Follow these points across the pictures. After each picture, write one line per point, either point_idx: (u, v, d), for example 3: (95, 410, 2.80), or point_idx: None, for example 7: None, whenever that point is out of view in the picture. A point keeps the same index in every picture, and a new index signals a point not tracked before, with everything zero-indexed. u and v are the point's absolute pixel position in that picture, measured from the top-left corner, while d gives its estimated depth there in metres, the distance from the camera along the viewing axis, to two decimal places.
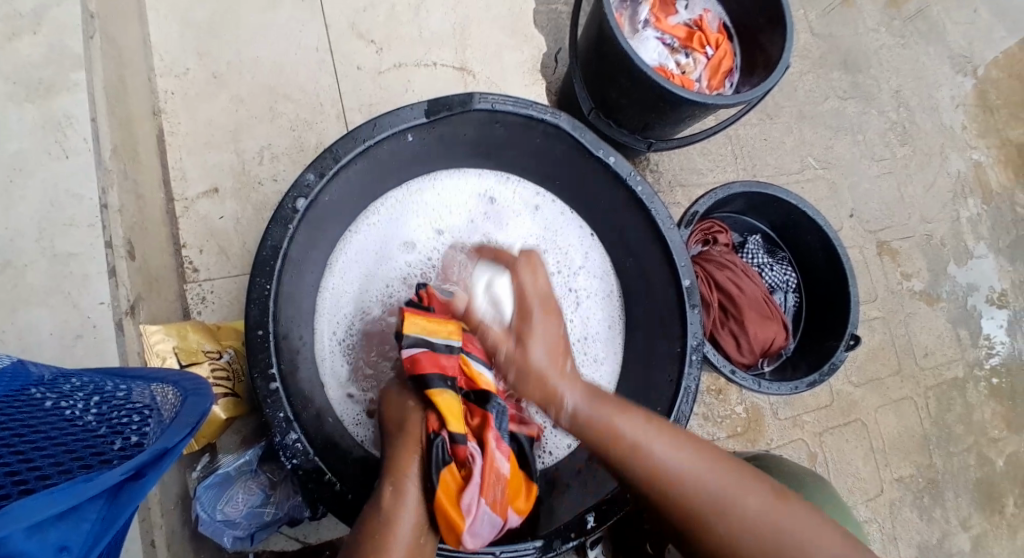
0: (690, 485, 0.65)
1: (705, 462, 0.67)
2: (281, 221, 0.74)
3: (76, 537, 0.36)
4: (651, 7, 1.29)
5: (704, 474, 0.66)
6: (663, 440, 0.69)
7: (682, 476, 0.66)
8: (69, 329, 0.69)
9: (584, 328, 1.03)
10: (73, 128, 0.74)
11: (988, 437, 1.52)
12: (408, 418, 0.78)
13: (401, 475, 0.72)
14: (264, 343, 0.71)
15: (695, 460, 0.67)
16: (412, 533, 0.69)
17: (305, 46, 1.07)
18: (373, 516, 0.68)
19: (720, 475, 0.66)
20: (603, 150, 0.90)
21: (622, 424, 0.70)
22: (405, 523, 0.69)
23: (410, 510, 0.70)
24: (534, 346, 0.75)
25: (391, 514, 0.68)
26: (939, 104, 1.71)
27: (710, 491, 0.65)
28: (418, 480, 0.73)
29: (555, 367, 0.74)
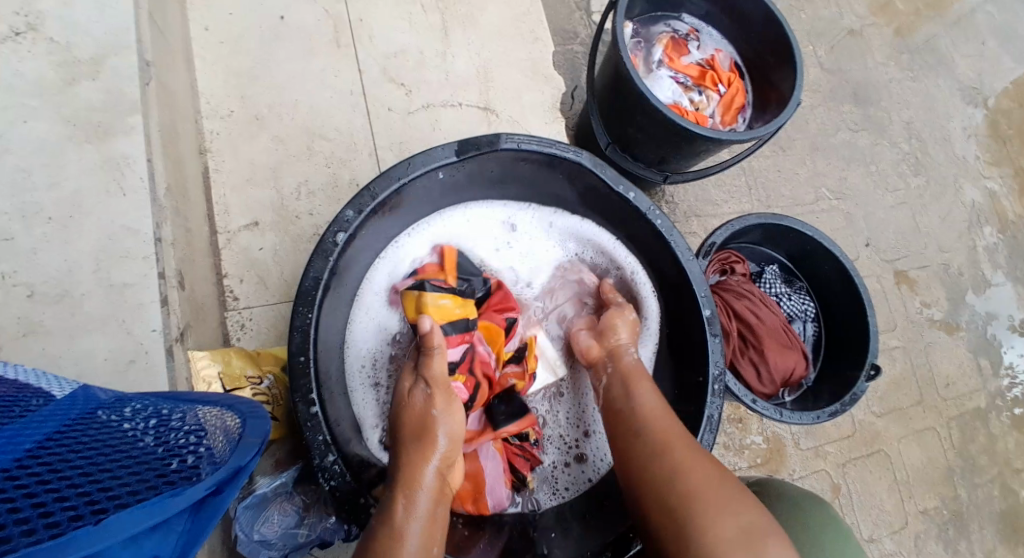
0: (674, 453, 0.75)
1: (695, 446, 0.76)
2: (322, 254, 0.79)
3: (164, 548, 0.39)
4: (665, 48, 1.35)
5: (687, 451, 0.75)
6: (671, 423, 0.80)
7: (668, 444, 0.76)
8: (123, 355, 0.73)
9: None
10: (130, 167, 0.80)
11: (1012, 468, 1.51)
12: (432, 427, 0.78)
13: (414, 487, 0.73)
14: (305, 369, 0.75)
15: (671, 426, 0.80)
16: (420, 541, 0.69)
17: (339, 89, 1.13)
18: (380, 525, 0.69)
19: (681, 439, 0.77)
20: (623, 185, 0.94)
21: (644, 404, 0.84)
22: (411, 535, 0.69)
23: (420, 522, 0.71)
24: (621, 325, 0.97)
25: (400, 527, 0.69)
26: (951, 135, 1.74)
27: (689, 462, 0.73)
28: (428, 494, 0.73)
29: (627, 341, 0.95)
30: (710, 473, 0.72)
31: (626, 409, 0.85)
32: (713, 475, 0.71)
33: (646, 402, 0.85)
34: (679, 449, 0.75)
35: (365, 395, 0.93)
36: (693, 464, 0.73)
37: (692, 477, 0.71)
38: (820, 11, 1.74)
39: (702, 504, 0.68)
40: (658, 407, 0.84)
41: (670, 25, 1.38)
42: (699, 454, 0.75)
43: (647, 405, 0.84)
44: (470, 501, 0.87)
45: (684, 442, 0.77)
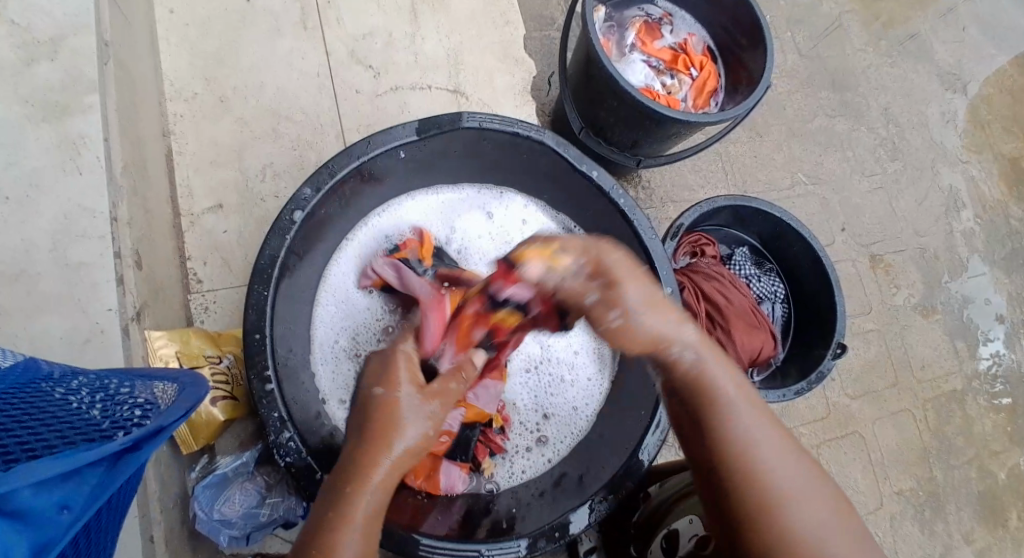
0: (762, 456, 0.60)
1: (778, 439, 0.62)
2: (278, 231, 0.79)
3: (76, 497, 0.40)
4: (637, 32, 1.35)
5: (775, 449, 0.61)
6: (752, 405, 0.64)
7: (756, 442, 0.61)
8: (78, 334, 0.73)
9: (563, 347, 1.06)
10: (87, 147, 0.80)
11: (989, 450, 1.52)
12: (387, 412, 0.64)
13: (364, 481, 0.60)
14: (261, 345, 0.76)
15: (745, 409, 0.63)
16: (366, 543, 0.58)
17: (307, 72, 1.13)
18: (326, 533, 0.57)
19: (763, 429, 0.62)
20: (587, 164, 0.94)
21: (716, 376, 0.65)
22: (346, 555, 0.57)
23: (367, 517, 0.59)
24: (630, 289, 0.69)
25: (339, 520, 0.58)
26: (929, 121, 1.75)
27: (780, 474, 0.59)
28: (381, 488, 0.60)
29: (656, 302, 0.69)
30: (809, 489, 0.59)
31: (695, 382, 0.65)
32: (814, 491, 0.59)
33: (722, 376, 0.65)
34: (765, 448, 0.61)
35: (334, 377, 0.93)
36: (787, 468, 0.60)
37: (783, 490, 0.58)
38: None
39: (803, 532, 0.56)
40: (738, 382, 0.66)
41: (642, 8, 1.38)
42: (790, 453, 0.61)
43: (711, 378, 0.65)
44: (423, 476, 0.88)
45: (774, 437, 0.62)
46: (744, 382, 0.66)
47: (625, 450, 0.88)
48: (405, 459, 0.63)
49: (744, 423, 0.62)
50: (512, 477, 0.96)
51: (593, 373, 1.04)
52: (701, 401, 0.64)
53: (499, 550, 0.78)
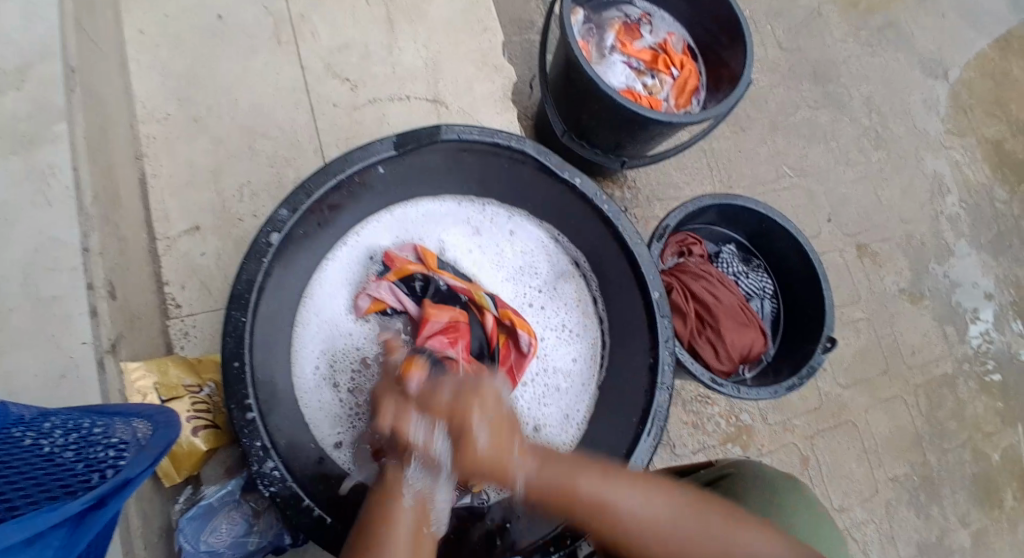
0: (617, 513, 0.67)
1: (686, 508, 0.67)
2: (255, 255, 0.78)
3: None
4: (617, 33, 1.33)
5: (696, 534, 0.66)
6: (644, 493, 0.68)
7: (681, 532, 0.66)
8: (53, 370, 0.71)
9: (553, 358, 1.04)
10: (56, 177, 0.78)
11: (982, 432, 1.53)
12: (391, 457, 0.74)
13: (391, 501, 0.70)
14: (241, 374, 0.74)
15: (601, 484, 0.69)
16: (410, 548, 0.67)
17: (282, 87, 1.12)
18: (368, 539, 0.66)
19: (615, 484, 0.69)
20: (568, 171, 0.93)
21: (617, 499, 0.68)
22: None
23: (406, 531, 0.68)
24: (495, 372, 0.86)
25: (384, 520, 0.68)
26: (911, 108, 1.75)
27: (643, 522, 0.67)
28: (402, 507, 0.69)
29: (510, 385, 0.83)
30: (665, 511, 0.67)
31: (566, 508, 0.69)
32: (683, 514, 0.67)
33: (566, 475, 0.70)
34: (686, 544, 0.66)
35: (320, 399, 0.92)
36: (721, 543, 0.65)
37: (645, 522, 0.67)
38: None
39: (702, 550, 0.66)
40: (628, 485, 0.69)
41: (621, 10, 1.37)
42: (712, 518, 0.67)
43: (578, 486, 0.69)
44: None
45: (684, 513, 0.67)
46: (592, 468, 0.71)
47: (615, 460, 0.88)
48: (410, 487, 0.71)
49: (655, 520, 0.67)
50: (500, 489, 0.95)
51: (585, 380, 1.03)
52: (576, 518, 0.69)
53: None
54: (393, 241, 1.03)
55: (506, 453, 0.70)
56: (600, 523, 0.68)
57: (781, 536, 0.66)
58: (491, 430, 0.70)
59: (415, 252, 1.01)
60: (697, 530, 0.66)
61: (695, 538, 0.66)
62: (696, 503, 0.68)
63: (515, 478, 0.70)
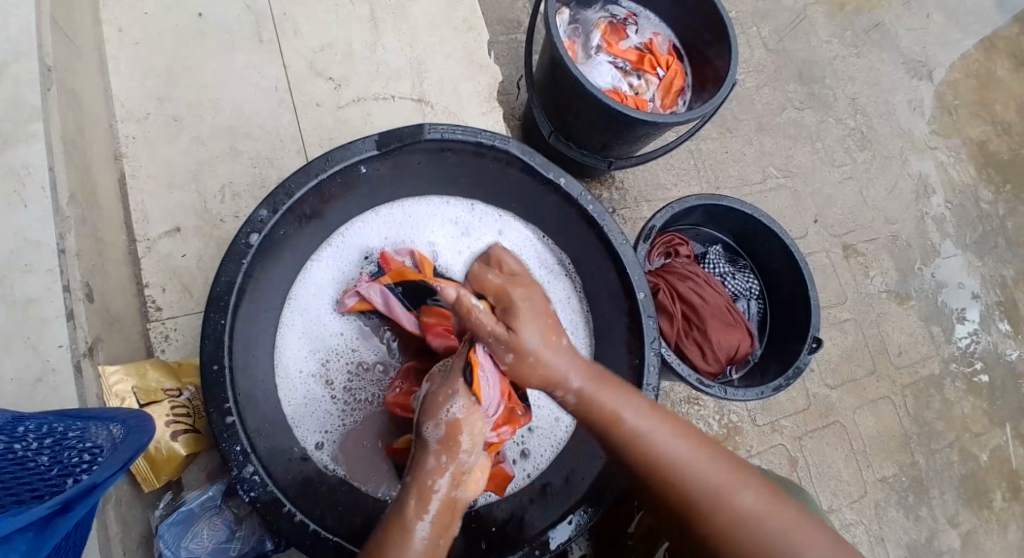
0: (657, 446, 0.69)
1: (723, 466, 0.68)
2: (235, 257, 0.77)
3: None
4: (602, 33, 1.34)
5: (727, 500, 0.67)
6: (698, 446, 0.69)
7: (716, 487, 0.67)
8: (30, 373, 0.70)
9: None
10: (30, 177, 0.77)
11: (969, 433, 1.54)
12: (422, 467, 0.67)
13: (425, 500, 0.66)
14: (220, 377, 0.73)
15: (643, 414, 0.71)
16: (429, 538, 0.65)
17: (265, 87, 1.11)
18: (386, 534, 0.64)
19: (655, 421, 0.71)
20: (553, 172, 0.93)
21: (666, 443, 0.69)
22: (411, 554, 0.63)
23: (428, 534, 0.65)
24: (526, 332, 0.72)
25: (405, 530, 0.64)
26: (896, 109, 1.76)
27: (683, 459, 0.68)
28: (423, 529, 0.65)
29: (547, 350, 0.72)
30: (701, 459, 0.68)
31: (607, 426, 0.70)
32: (720, 468, 0.68)
33: (615, 401, 0.71)
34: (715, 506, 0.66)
35: (303, 402, 0.90)
36: (749, 507, 0.66)
37: (682, 464, 0.68)
38: None
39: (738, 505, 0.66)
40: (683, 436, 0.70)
41: (607, 9, 1.37)
42: (747, 479, 0.68)
43: (623, 411, 0.71)
44: None
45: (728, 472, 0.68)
46: (639, 397, 0.73)
47: (602, 462, 0.88)
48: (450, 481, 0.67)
49: (693, 464, 0.68)
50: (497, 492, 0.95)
51: None
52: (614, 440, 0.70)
53: None
54: (381, 242, 1.02)
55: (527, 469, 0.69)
56: (638, 452, 0.69)
57: (807, 521, 0.66)
58: (541, 334, 0.73)
59: (412, 254, 1.00)
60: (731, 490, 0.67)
61: (733, 495, 0.66)
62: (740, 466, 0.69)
63: (565, 386, 0.72)
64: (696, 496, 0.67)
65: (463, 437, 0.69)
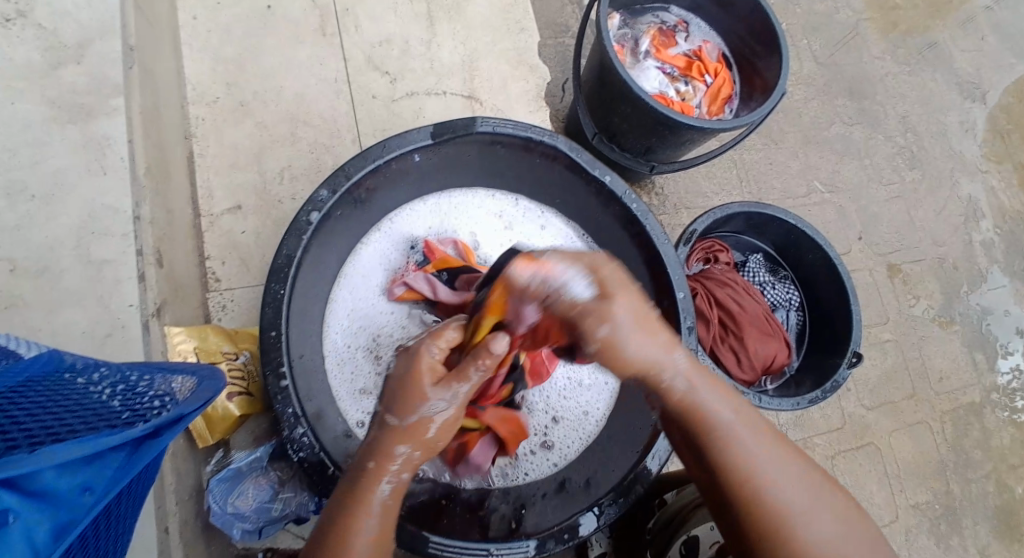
0: (740, 445, 0.65)
1: (805, 486, 0.63)
2: (295, 232, 0.81)
3: (100, 479, 0.42)
4: (651, 39, 1.36)
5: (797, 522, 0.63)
6: (784, 458, 0.65)
7: (791, 503, 0.62)
8: (100, 328, 0.75)
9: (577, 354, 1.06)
10: (111, 147, 0.82)
11: (1007, 464, 1.50)
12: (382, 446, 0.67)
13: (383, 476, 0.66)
14: (277, 343, 0.77)
15: (732, 411, 0.68)
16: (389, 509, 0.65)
17: (326, 78, 1.15)
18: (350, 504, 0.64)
19: (744, 422, 0.67)
20: (599, 169, 0.95)
21: (749, 446, 0.65)
22: (366, 529, 0.63)
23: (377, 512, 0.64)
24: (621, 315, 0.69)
25: (368, 497, 0.64)
26: (948, 130, 1.73)
27: (764, 467, 0.64)
28: (377, 505, 0.65)
29: (636, 326, 0.69)
30: (784, 472, 0.64)
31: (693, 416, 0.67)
32: (802, 487, 0.63)
33: (709, 396, 0.68)
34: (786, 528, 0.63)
35: (347, 379, 0.94)
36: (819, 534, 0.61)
37: (763, 471, 0.64)
38: (815, 5, 1.73)
39: (805, 524, 0.61)
40: (767, 444, 0.66)
41: (657, 16, 1.39)
42: (828, 503, 0.63)
43: (714, 406, 0.68)
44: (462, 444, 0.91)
45: (806, 492, 0.63)
46: (734, 397, 0.69)
47: (634, 456, 0.89)
48: (426, 450, 0.69)
49: (773, 474, 0.63)
50: (506, 473, 0.96)
51: (606, 378, 1.04)
52: (696, 430, 0.67)
53: (507, 550, 0.80)
54: (427, 230, 1.05)
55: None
56: (719, 447, 0.65)
57: None
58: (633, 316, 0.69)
59: (454, 243, 1.03)
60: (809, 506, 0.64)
61: (808, 516, 0.61)
62: (821, 486, 0.63)
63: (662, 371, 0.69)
64: (767, 502, 0.62)
65: (429, 428, 0.68)
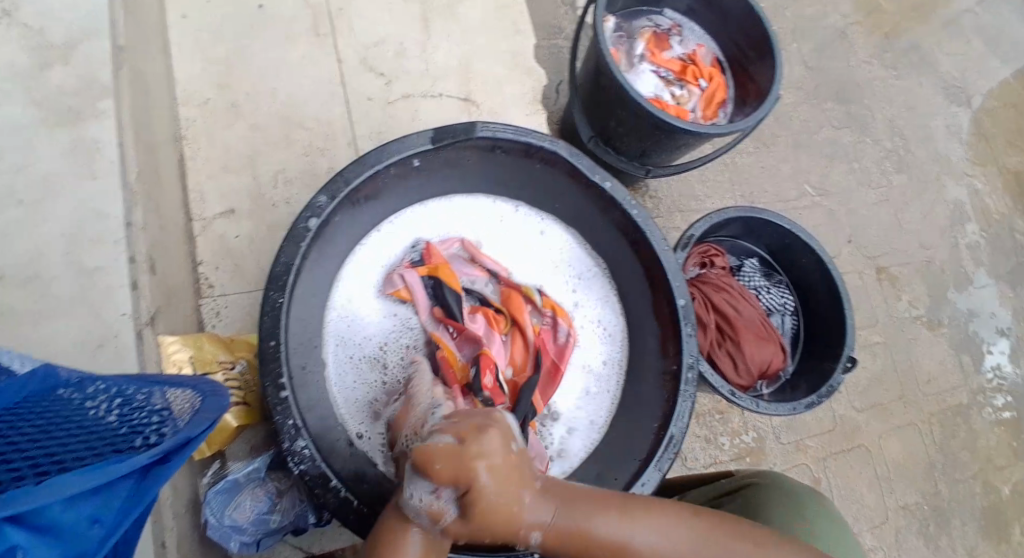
0: (622, 545, 0.60)
1: (703, 540, 0.62)
2: (294, 239, 0.79)
3: (108, 510, 0.41)
4: (646, 43, 1.35)
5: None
6: (665, 528, 0.62)
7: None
8: (92, 338, 0.72)
9: (585, 360, 1.03)
10: (101, 151, 0.79)
11: (993, 463, 1.52)
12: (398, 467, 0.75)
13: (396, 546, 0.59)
14: (276, 352, 0.75)
15: (594, 513, 0.61)
16: None
17: (319, 79, 1.13)
18: None
19: (608, 520, 0.61)
20: (600, 175, 0.94)
21: (640, 542, 0.61)
22: None
23: None
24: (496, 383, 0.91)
25: None
26: (934, 134, 1.75)
27: (656, 550, 0.61)
28: None
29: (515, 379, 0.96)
30: (676, 546, 0.61)
31: (574, 541, 0.60)
32: (697, 547, 0.62)
33: (572, 512, 0.60)
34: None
35: (348, 382, 0.92)
36: None
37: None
38: (806, 10, 1.74)
39: None
40: (643, 525, 0.61)
41: (652, 19, 1.39)
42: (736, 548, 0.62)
43: (589, 517, 0.60)
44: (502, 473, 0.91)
45: (705, 550, 0.62)
46: (590, 500, 0.61)
47: (636, 464, 0.88)
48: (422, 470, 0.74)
49: (670, 552, 0.61)
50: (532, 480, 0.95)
51: (609, 386, 1.02)
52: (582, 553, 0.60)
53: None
54: (426, 233, 1.03)
55: (509, 497, 0.57)
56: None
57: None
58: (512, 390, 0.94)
59: (450, 242, 1.03)
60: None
61: None
62: (715, 536, 0.62)
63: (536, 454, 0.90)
64: None
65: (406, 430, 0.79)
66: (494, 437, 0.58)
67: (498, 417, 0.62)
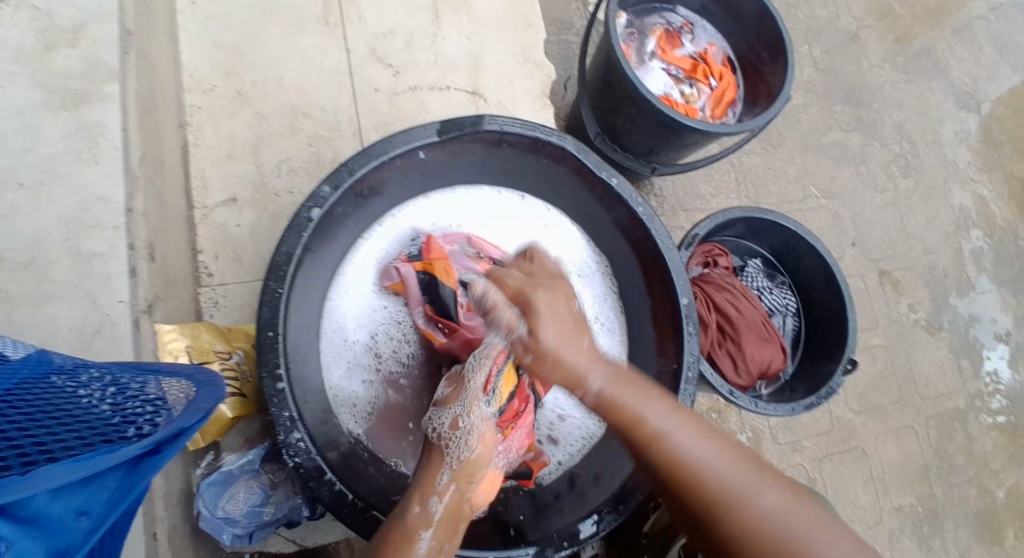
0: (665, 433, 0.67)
1: (744, 464, 0.65)
2: (296, 229, 0.78)
3: (96, 500, 0.41)
4: (657, 39, 1.34)
5: (759, 484, 0.63)
6: (708, 438, 0.67)
7: (735, 479, 0.63)
8: (89, 325, 0.72)
9: None
10: (104, 136, 0.79)
11: (989, 468, 1.51)
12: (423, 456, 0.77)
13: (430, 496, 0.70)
14: (274, 344, 0.75)
15: (647, 400, 0.69)
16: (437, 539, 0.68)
17: (325, 68, 1.12)
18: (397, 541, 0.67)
19: (660, 408, 0.69)
20: (606, 171, 0.93)
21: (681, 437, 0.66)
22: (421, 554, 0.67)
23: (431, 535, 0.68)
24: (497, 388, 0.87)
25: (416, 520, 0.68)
26: (941, 138, 1.74)
27: (695, 449, 0.65)
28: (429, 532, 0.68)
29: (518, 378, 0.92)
30: (714, 455, 0.65)
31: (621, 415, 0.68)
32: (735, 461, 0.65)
33: (629, 394, 0.69)
34: (736, 473, 0.63)
35: (344, 374, 0.92)
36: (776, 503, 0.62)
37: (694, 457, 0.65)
38: (818, 9, 1.73)
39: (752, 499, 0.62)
40: (689, 428, 0.67)
41: (664, 16, 1.37)
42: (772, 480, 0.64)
43: (643, 405, 0.69)
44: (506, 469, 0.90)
45: (742, 468, 0.64)
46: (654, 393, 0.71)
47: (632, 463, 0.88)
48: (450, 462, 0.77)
49: (707, 456, 0.65)
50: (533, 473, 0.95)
51: None
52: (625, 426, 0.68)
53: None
54: (427, 225, 1.02)
55: (572, 354, 0.70)
56: (651, 444, 0.66)
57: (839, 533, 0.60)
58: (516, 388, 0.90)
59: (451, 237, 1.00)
60: (789, 508, 0.61)
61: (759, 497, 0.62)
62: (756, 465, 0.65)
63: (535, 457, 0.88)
64: (715, 485, 0.63)
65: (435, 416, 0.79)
66: (547, 302, 0.73)
67: (560, 303, 0.74)
